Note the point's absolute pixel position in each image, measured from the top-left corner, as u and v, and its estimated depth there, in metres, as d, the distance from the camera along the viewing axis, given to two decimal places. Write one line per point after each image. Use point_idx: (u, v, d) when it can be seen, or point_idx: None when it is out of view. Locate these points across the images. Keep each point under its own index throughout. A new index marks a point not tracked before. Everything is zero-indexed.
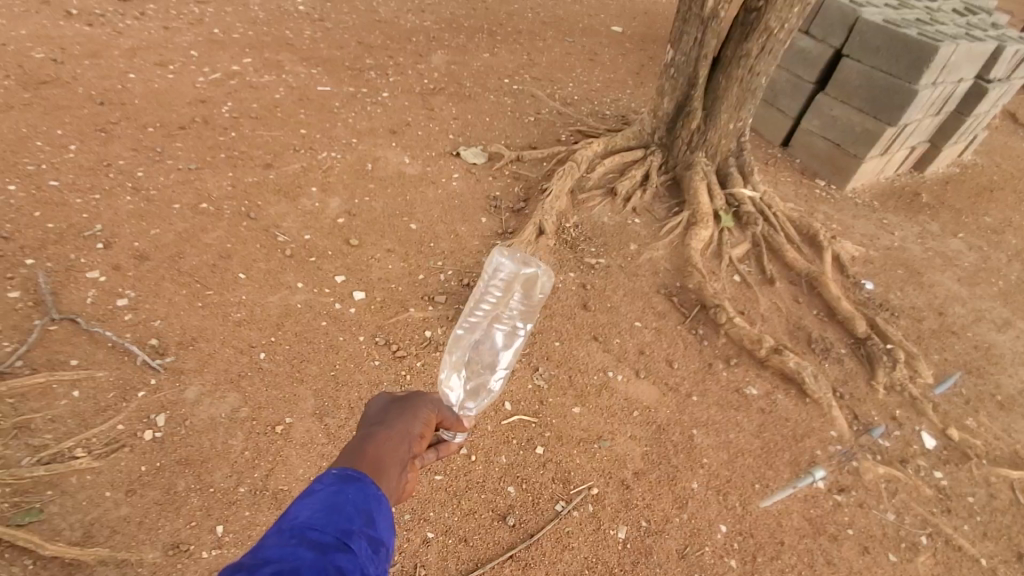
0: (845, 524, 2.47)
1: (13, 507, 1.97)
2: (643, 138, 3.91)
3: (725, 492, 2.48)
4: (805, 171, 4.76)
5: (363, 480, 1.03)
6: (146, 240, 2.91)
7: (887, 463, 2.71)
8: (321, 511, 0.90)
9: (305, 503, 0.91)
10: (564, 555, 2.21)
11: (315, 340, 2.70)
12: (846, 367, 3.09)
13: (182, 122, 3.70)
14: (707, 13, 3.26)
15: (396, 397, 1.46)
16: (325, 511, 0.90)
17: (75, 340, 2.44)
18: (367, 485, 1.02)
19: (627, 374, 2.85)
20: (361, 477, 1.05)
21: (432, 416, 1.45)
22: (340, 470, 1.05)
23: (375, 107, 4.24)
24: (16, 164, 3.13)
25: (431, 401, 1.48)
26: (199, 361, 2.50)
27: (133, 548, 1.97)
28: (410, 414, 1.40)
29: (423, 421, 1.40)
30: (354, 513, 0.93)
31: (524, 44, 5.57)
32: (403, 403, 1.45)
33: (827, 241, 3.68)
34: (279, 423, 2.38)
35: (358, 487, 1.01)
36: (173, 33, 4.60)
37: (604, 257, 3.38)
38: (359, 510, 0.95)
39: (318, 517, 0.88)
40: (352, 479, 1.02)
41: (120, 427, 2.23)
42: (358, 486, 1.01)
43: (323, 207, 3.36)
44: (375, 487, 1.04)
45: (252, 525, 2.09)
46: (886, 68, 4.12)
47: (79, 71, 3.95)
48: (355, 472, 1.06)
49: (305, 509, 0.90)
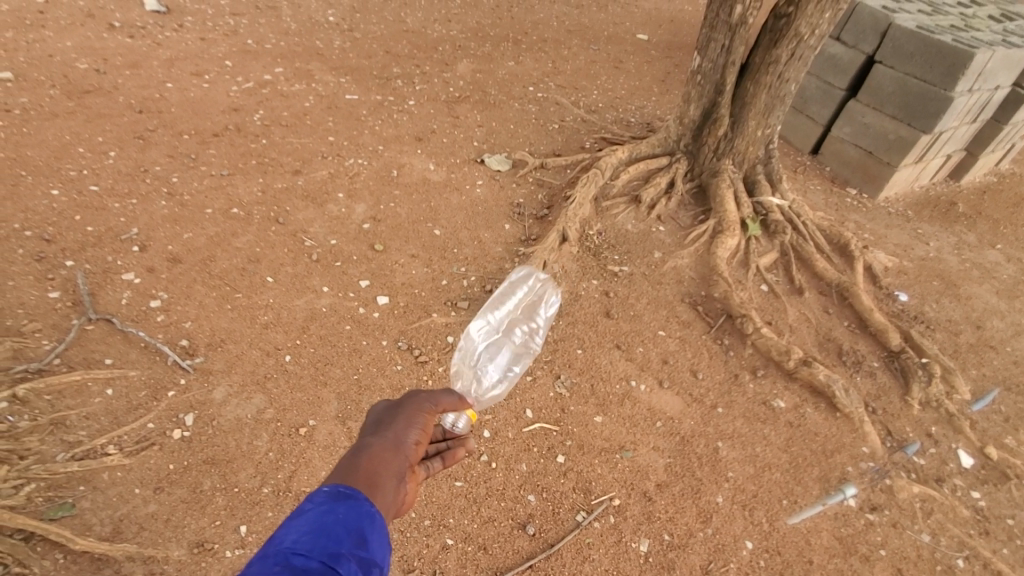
0: (878, 545, 2.37)
1: (47, 502, 2.03)
2: (669, 145, 3.87)
3: (751, 507, 2.41)
4: (836, 179, 4.65)
5: (355, 499, 1.05)
6: (179, 244, 3.00)
7: (921, 482, 2.61)
8: (308, 534, 0.92)
9: (293, 526, 0.93)
10: (584, 566, 2.18)
11: (340, 343, 2.73)
12: (878, 380, 2.99)
13: (216, 129, 3.82)
14: (736, 20, 3.20)
15: (392, 405, 1.50)
16: (313, 535, 0.92)
17: (110, 340, 2.51)
18: (358, 505, 1.04)
19: (650, 383, 2.81)
20: (353, 495, 1.07)
21: (428, 424, 1.47)
22: (330, 489, 1.06)
23: (401, 115, 4.31)
24: (60, 169, 3.27)
25: (426, 409, 1.50)
26: (227, 362, 2.55)
27: (160, 545, 2.01)
28: (406, 423, 1.43)
29: (419, 430, 1.42)
30: (343, 535, 0.95)
31: (549, 52, 5.59)
32: (397, 413, 1.47)
33: (859, 251, 3.58)
34: (303, 426, 2.41)
35: (350, 506, 1.03)
36: (209, 44, 4.75)
37: (628, 264, 3.35)
38: (349, 530, 0.97)
39: (304, 542, 0.90)
40: (344, 498, 1.04)
41: (150, 426, 2.29)
42: (350, 504, 1.03)
43: (349, 212, 3.42)
44: (368, 504, 1.06)
45: (274, 526, 2.12)
46: (920, 75, 4.01)
47: (121, 81, 4.11)
48: (347, 490, 1.08)
49: (292, 533, 0.92)
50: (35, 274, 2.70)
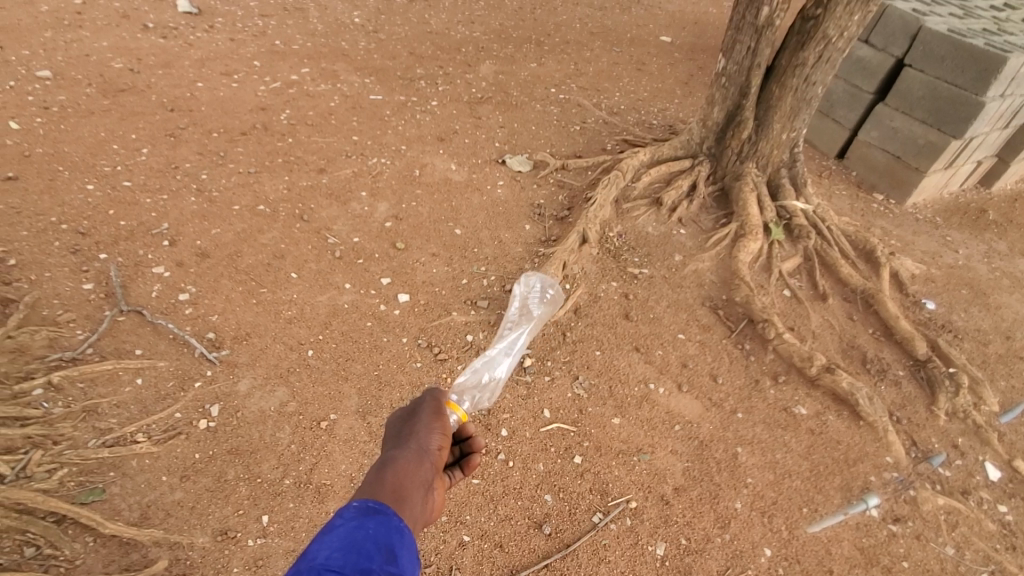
0: (900, 556, 2.33)
1: (79, 486, 2.09)
2: (691, 147, 3.85)
3: (770, 514, 2.38)
4: (862, 184, 4.57)
5: (383, 514, 1.03)
6: (207, 239, 3.08)
7: (947, 494, 2.55)
8: (339, 551, 0.89)
9: (324, 543, 0.90)
10: (600, 567, 2.17)
11: (361, 339, 2.77)
12: (904, 390, 2.93)
13: (244, 128, 3.90)
14: (762, 22, 3.17)
15: (411, 414, 1.48)
16: (344, 551, 0.89)
17: (141, 331, 2.59)
18: (388, 519, 1.02)
19: (669, 387, 2.79)
20: (382, 510, 1.05)
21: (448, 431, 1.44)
22: (359, 505, 1.04)
23: (424, 115, 4.35)
24: (95, 165, 3.37)
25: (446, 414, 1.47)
26: (252, 355, 2.61)
27: (185, 532, 2.06)
28: (427, 430, 1.40)
29: (441, 437, 1.39)
30: (374, 550, 0.92)
31: (572, 54, 5.60)
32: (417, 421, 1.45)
33: (885, 257, 3.51)
34: (324, 419, 2.45)
35: (379, 522, 1.00)
36: (238, 44, 4.86)
37: (648, 267, 3.33)
38: (379, 546, 0.94)
39: (336, 558, 0.87)
40: (372, 513, 1.02)
41: (177, 415, 2.35)
42: (379, 520, 1.00)
43: (371, 211, 3.46)
44: (397, 519, 1.04)
45: (295, 517, 2.15)
46: (951, 79, 3.92)
47: (154, 80, 4.22)
48: (376, 505, 1.05)
49: (323, 549, 0.89)
50: (70, 266, 2.79)
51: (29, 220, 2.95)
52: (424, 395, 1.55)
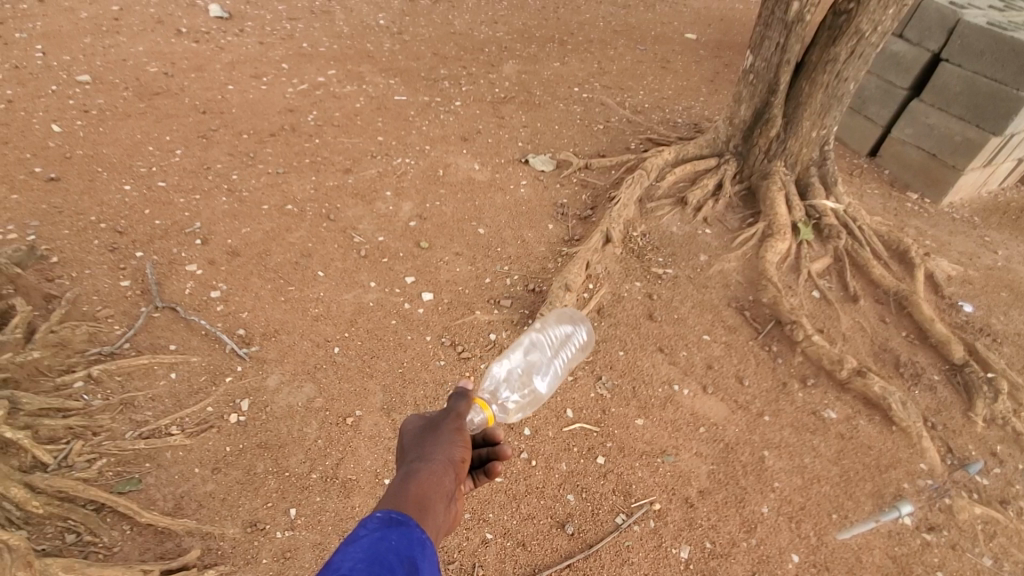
0: (935, 567, 2.26)
1: (117, 476, 2.17)
2: (717, 146, 3.79)
3: (798, 520, 2.34)
4: (895, 182, 4.43)
5: (406, 525, 1.02)
6: (238, 238, 3.15)
7: (985, 503, 2.47)
8: (363, 563, 0.88)
9: (348, 554, 0.89)
10: (623, 569, 2.16)
11: (385, 337, 2.81)
12: (940, 395, 2.84)
13: (273, 130, 3.98)
14: (792, 17, 3.11)
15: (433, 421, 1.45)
16: (368, 563, 0.88)
17: (175, 327, 2.67)
18: (410, 531, 1.01)
19: (693, 388, 2.76)
20: (404, 521, 1.04)
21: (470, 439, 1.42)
22: (382, 514, 1.03)
23: (448, 115, 4.38)
24: (131, 166, 3.49)
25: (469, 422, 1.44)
26: (280, 352, 2.66)
27: (217, 522, 2.11)
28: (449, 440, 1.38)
29: (463, 446, 1.36)
30: (397, 563, 0.92)
31: (595, 53, 5.57)
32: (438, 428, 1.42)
33: (920, 258, 3.41)
34: (350, 415, 2.49)
35: (401, 534, 0.99)
36: (267, 48, 4.96)
37: (672, 267, 3.30)
38: (401, 558, 0.93)
39: (359, 570, 0.86)
40: (395, 524, 1.01)
41: (210, 409, 2.41)
42: (402, 532, 0.99)
43: (396, 210, 3.50)
44: (419, 531, 1.03)
45: (322, 511, 2.19)
46: (991, 73, 3.80)
47: (186, 84, 4.34)
48: (398, 516, 1.04)
49: (347, 560, 0.88)
50: (109, 263, 2.89)
51: (71, 219, 3.06)
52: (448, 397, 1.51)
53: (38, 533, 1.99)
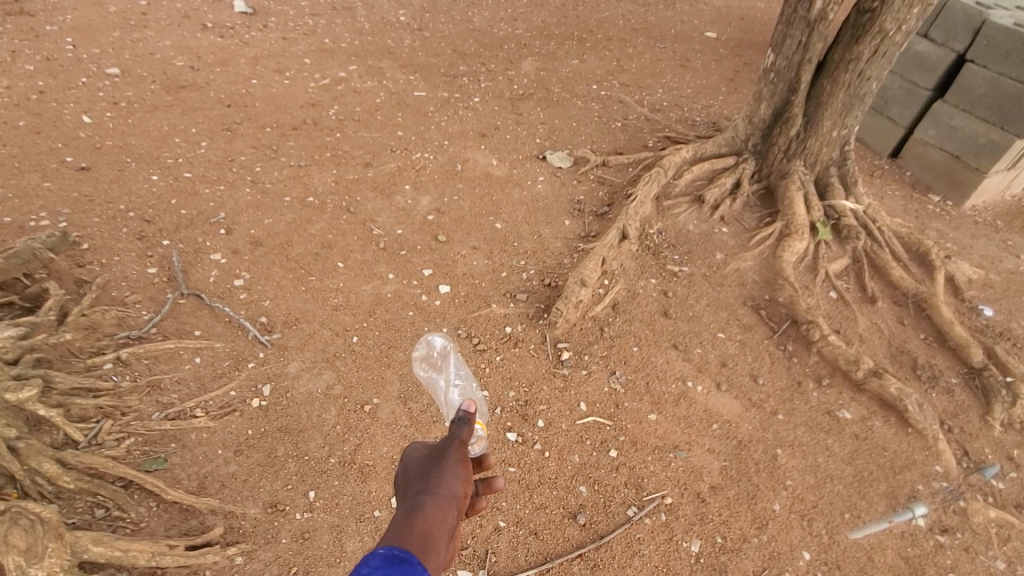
0: (948, 568, 2.25)
1: (144, 455, 2.24)
2: (736, 145, 3.77)
3: (810, 518, 2.34)
4: (917, 184, 4.38)
5: (409, 563, 0.98)
6: (260, 228, 3.22)
7: (1001, 507, 2.45)
8: None
9: None
10: (633, 561, 2.19)
11: (402, 328, 2.86)
12: (957, 398, 2.82)
13: (295, 123, 4.06)
14: (815, 15, 3.08)
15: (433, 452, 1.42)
16: None
17: (198, 313, 2.74)
18: (414, 568, 0.97)
19: (707, 385, 2.77)
20: (407, 558, 1.00)
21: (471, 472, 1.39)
22: (386, 551, 1.00)
23: (466, 111, 4.42)
24: (158, 157, 3.58)
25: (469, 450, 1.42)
26: (301, 339, 2.73)
27: (238, 502, 2.18)
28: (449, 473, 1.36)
29: (465, 480, 1.34)
30: None
31: (614, 51, 5.56)
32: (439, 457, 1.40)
33: (940, 260, 3.37)
34: (367, 403, 2.54)
35: (404, 571, 0.95)
36: (290, 43, 5.05)
37: (688, 265, 3.30)
38: None
39: None
40: (398, 562, 0.97)
41: (233, 393, 2.48)
42: (405, 570, 0.96)
43: (414, 204, 3.55)
44: (420, 567, 0.99)
45: (339, 494, 2.25)
46: (1017, 76, 3.73)
47: (211, 77, 4.43)
48: (402, 553, 1.00)
49: None
50: (137, 251, 2.97)
51: (101, 208, 3.16)
52: (455, 422, 1.47)
53: (68, 507, 2.05)
